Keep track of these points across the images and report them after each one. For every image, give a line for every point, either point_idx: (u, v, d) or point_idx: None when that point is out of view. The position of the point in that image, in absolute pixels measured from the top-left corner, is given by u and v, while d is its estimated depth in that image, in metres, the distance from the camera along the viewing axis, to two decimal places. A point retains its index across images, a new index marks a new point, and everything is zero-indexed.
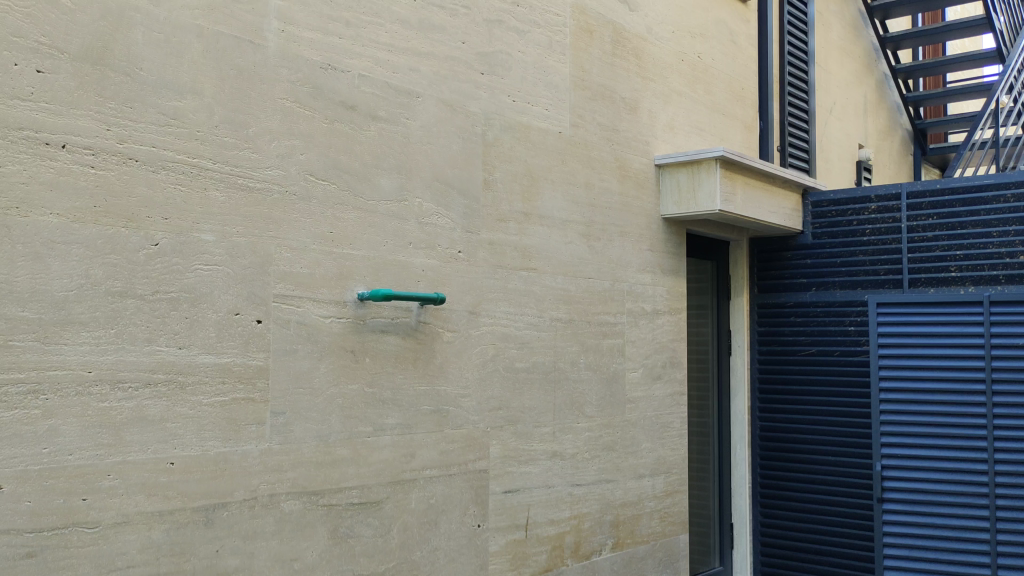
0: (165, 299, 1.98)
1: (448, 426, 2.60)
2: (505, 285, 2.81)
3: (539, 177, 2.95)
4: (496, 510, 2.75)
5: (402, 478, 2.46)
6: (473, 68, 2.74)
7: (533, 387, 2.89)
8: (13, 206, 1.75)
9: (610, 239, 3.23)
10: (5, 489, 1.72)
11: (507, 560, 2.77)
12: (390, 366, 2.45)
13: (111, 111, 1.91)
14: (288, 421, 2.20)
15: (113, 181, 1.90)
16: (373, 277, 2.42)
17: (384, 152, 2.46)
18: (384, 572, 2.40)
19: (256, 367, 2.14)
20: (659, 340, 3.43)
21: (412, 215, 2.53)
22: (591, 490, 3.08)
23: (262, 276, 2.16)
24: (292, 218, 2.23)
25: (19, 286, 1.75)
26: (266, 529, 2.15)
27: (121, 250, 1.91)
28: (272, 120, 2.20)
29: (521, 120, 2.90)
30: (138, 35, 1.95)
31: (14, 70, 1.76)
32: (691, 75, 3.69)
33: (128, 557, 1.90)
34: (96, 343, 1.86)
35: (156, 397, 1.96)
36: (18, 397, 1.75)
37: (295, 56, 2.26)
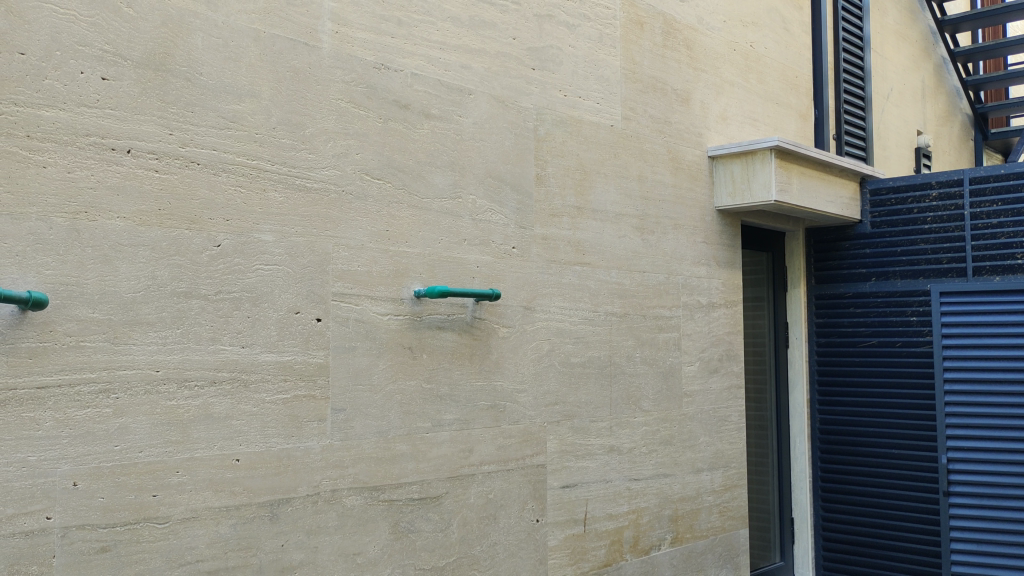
0: (228, 299, 2.02)
1: (505, 421, 2.61)
2: (559, 280, 2.80)
3: (591, 170, 2.94)
4: (555, 505, 2.75)
5: (461, 473, 2.48)
6: (524, 64, 2.74)
7: (589, 381, 2.88)
8: (81, 210, 1.80)
9: (664, 232, 3.20)
10: (80, 485, 1.77)
11: (566, 554, 2.77)
12: (447, 362, 2.47)
13: (173, 115, 1.95)
14: (349, 418, 2.23)
15: (176, 184, 1.95)
16: (429, 274, 2.44)
17: (437, 149, 2.47)
18: (445, 566, 2.42)
19: (315, 364, 2.17)
20: (715, 333, 3.40)
21: (466, 212, 2.54)
22: (649, 485, 3.07)
23: (321, 274, 2.19)
24: (348, 217, 2.26)
25: (89, 288, 1.81)
26: (329, 524, 2.18)
27: (185, 251, 1.95)
28: (328, 120, 2.23)
29: (573, 114, 2.89)
30: (198, 40, 1.99)
31: (80, 78, 1.81)
32: (744, 64, 3.65)
33: (197, 551, 1.94)
34: (163, 343, 1.91)
35: (221, 394, 2.00)
36: (90, 396, 1.80)
37: (349, 57, 2.29)
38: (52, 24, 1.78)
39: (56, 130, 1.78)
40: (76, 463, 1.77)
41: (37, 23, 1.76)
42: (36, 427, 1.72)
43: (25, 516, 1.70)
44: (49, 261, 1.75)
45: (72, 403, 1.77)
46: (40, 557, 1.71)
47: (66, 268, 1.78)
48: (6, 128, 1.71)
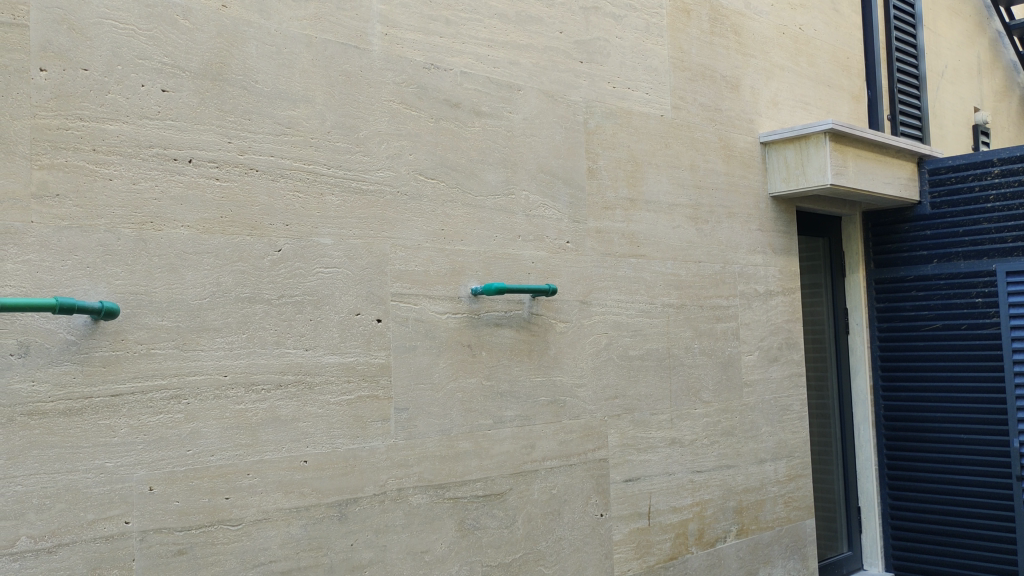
0: (291, 303, 2.05)
1: (566, 416, 2.60)
2: (615, 273, 2.79)
3: (643, 161, 2.92)
4: (618, 499, 2.74)
5: (524, 469, 2.48)
6: (572, 57, 2.73)
7: (648, 374, 2.86)
8: (147, 221, 1.84)
9: (718, 221, 3.17)
10: (156, 490, 1.82)
11: (632, 548, 2.76)
12: (507, 359, 2.47)
13: (231, 124, 1.98)
14: (412, 417, 2.25)
15: (236, 191, 1.98)
16: (485, 272, 2.44)
17: (489, 146, 2.48)
18: (511, 562, 2.43)
19: (377, 365, 2.19)
20: (774, 322, 3.35)
21: (520, 208, 2.54)
22: (712, 477, 3.04)
23: (379, 276, 2.21)
24: (404, 217, 2.27)
25: (157, 296, 1.85)
26: (396, 523, 2.20)
27: (248, 257, 1.98)
28: (381, 122, 2.25)
29: (622, 105, 2.87)
30: (252, 48, 2.02)
31: (141, 91, 1.85)
32: (794, 48, 3.59)
33: (270, 552, 1.97)
34: (229, 349, 1.94)
35: (287, 397, 2.02)
36: (162, 402, 1.84)
37: (399, 58, 2.30)
38: (113, 39, 1.82)
39: (121, 143, 1.82)
40: (151, 469, 1.81)
41: (98, 39, 1.80)
42: (112, 434, 1.77)
43: (104, 522, 1.74)
44: (118, 271, 1.80)
45: (145, 410, 1.81)
46: (121, 560, 1.76)
47: (135, 277, 1.82)
48: (73, 143, 1.76)
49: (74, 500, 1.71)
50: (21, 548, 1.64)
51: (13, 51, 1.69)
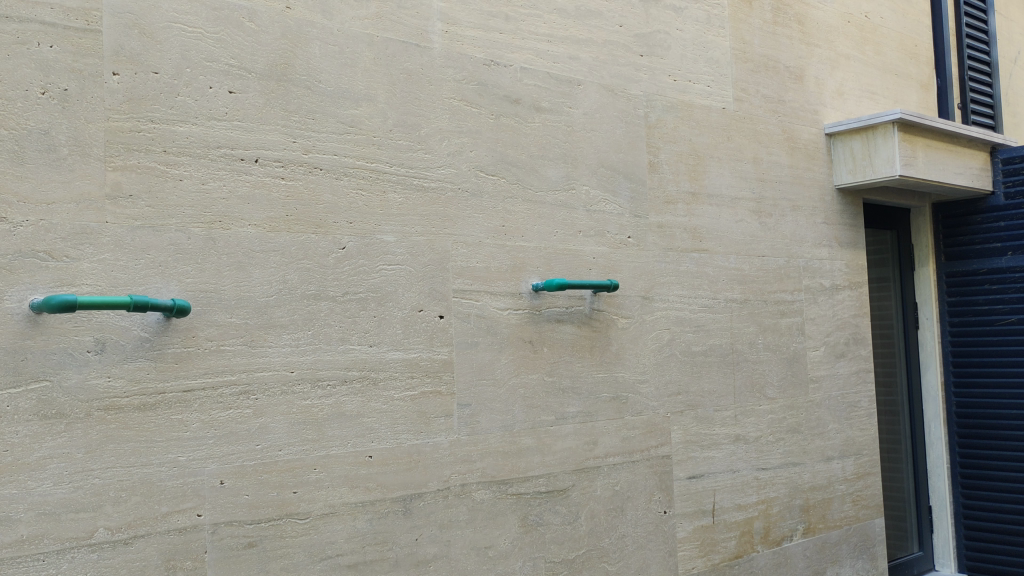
0: (355, 300, 2.07)
1: (629, 412, 2.58)
2: (677, 268, 2.76)
3: (705, 155, 2.88)
4: (681, 496, 2.71)
5: (586, 465, 2.47)
6: (632, 50, 2.71)
7: (711, 370, 2.82)
8: (216, 220, 1.88)
9: (783, 214, 3.11)
10: (227, 483, 1.86)
11: (696, 546, 2.73)
12: (568, 355, 2.46)
13: (296, 123, 2.01)
14: (475, 412, 2.25)
15: (301, 190, 2.01)
16: (546, 268, 2.43)
17: (549, 142, 2.47)
18: (575, 559, 2.42)
19: (441, 361, 2.20)
20: (841, 316, 3.28)
21: (581, 203, 2.53)
22: (778, 474, 2.99)
23: (442, 272, 2.22)
24: (465, 214, 2.28)
25: (226, 294, 1.88)
26: (460, 518, 2.21)
27: (313, 254, 2.01)
28: (442, 120, 2.26)
29: (684, 98, 2.84)
30: (315, 48, 2.05)
31: (210, 93, 1.89)
32: (860, 36, 3.51)
33: (337, 546, 2.00)
34: (296, 345, 1.97)
35: (353, 393, 2.05)
36: (232, 398, 1.88)
37: (459, 55, 2.31)
38: (182, 42, 1.86)
39: (191, 144, 1.86)
40: (221, 463, 1.85)
41: (168, 42, 1.84)
42: (184, 428, 1.81)
43: (178, 514, 1.79)
44: (188, 270, 1.84)
45: (215, 405, 1.85)
46: (194, 552, 1.81)
47: (205, 275, 1.86)
48: (145, 145, 1.80)
49: (149, 493, 1.76)
50: (99, 539, 1.70)
51: (88, 55, 1.74)
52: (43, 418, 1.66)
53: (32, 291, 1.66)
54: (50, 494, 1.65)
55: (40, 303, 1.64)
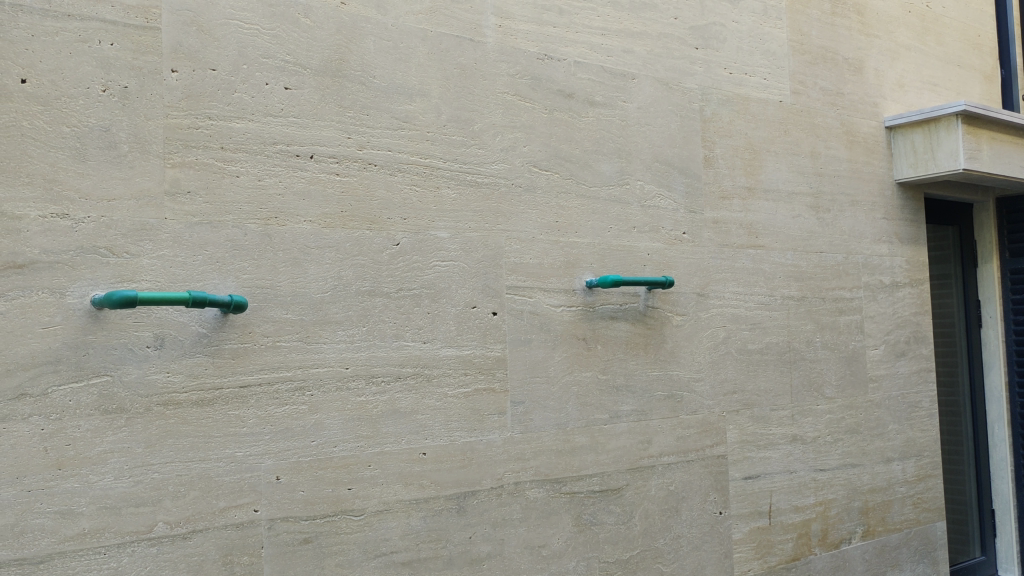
0: (409, 296, 2.06)
1: (683, 411, 2.54)
2: (733, 264, 2.70)
3: (761, 149, 2.82)
4: (737, 497, 2.66)
5: (641, 465, 2.43)
6: (687, 43, 2.66)
7: (768, 368, 2.77)
8: (272, 216, 1.89)
9: (841, 210, 3.03)
10: (283, 479, 1.86)
11: (752, 547, 2.68)
12: (622, 353, 2.43)
13: (351, 119, 2.01)
14: (528, 410, 2.23)
15: (356, 186, 2.00)
16: (600, 264, 2.40)
17: (603, 136, 2.44)
18: (630, 559, 2.39)
19: (494, 358, 2.18)
20: (901, 314, 3.19)
21: (635, 199, 2.49)
22: (836, 476, 2.92)
23: (495, 268, 2.20)
24: (519, 209, 2.26)
25: (282, 290, 1.89)
26: (514, 516, 2.19)
27: (367, 251, 2.00)
28: (495, 115, 2.24)
29: (740, 92, 2.78)
30: (370, 44, 2.04)
31: (266, 89, 1.90)
32: (921, 27, 3.41)
33: (391, 543, 1.99)
34: (351, 341, 1.97)
35: (407, 389, 2.04)
36: (287, 394, 1.88)
37: (513, 49, 2.28)
38: (239, 39, 1.87)
39: (247, 140, 1.87)
40: (278, 459, 1.86)
41: (225, 39, 1.85)
42: (242, 424, 1.82)
43: (235, 509, 1.80)
44: (245, 266, 1.84)
45: (272, 401, 1.86)
46: (250, 547, 1.82)
47: (261, 271, 1.86)
48: (203, 141, 1.81)
49: (207, 488, 1.77)
50: (158, 533, 1.72)
51: (147, 53, 1.76)
52: (104, 413, 1.68)
53: (94, 287, 1.68)
54: (111, 488, 1.67)
55: (100, 299, 1.66)
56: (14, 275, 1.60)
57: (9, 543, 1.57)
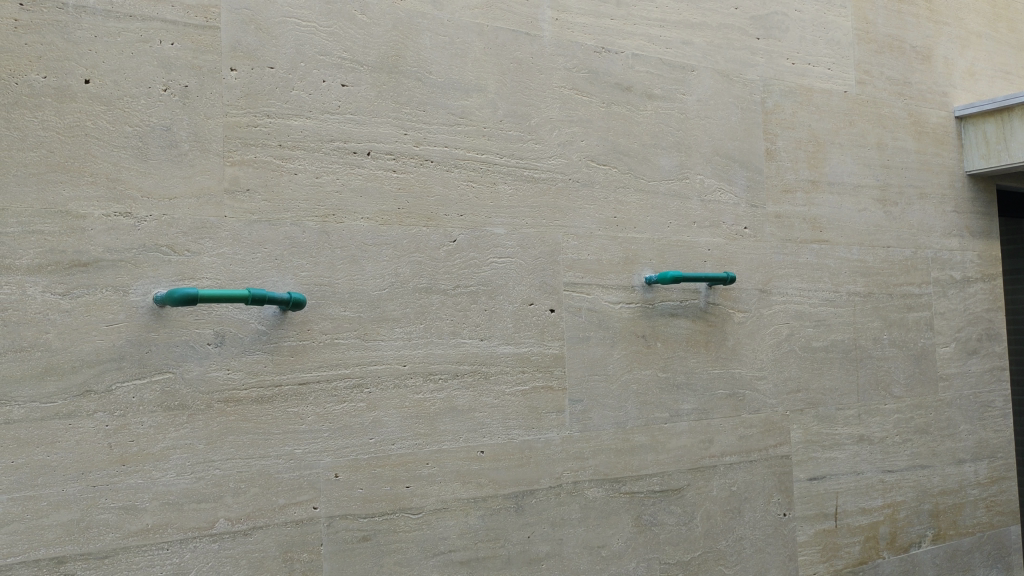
0: (466, 293, 2.04)
1: (746, 410, 2.48)
2: (796, 260, 2.63)
3: (825, 141, 2.74)
4: (802, 498, 2.59)
5: (702, 465, 2.38)
6: (748, 34, 2.60)
7: (833, 366, 2.69)
8: (330, 213, 1.88)
9: (909, 203, 2.93)
10: (341, 477, 1.86)
11: (817, 550, 2.61)
12: (682, 350, 2.38)
13: (407, 115, 2.00)
14: (587, 409, 2.20)
15: (413, 182, 1.99)
16: (659, 260, 2.36)
17: (662, 130, 2.39)
18: (691, 561, 2.34)
19: (552, 355, 2.15)
20: (973, 311, 3.07)
21: (695, 193, 2.44)
22: (905, 477, 2.83)
23: (552, 264, 2.17)
24: (576, 205, 2.22)
25: (340, 288, 1.89)
26: (572, 516, 2.16)
27: (424, 248, 1.99)
28: (553, 109, 2.21)
29: (803, 82, 2.71)
30: (426, 39, 2.03)
31: (323, 86, 1.90)
32: (992, 12, 3.28)
33: (449, 541, 1.98)
34: (408, 338, 1.96)
35: (464, 387, 2.02)
36: (346, 391, 1.88)
37: (570, 42, 2.25)
38: (296, 37, 1.87)
39: (305, 138, 1.87)
40: (336, 456, 1.86)
41: (283, 37, 1.86)
42: (301, 421, 1.82)
43: (295, 507, 1.81)
44: (303, 263, 1.85)
45: (330, 398, 1.86)
46: (310, 544, 1.82)
47: (319, 269, 1.87)
48: (261, 139, 1.82)
49: (267, 485, 1.78)
50: (220, 530, 1.73)
51: (207, 52, 1.78)
52: (166, 409, 1.70)
53: (156, 285, 1.70)
54: (174, 484, 1.69)
55: (162, 297, 1.68)
56: (79, 273, 1.64)
57: (75, 537, 1.60)
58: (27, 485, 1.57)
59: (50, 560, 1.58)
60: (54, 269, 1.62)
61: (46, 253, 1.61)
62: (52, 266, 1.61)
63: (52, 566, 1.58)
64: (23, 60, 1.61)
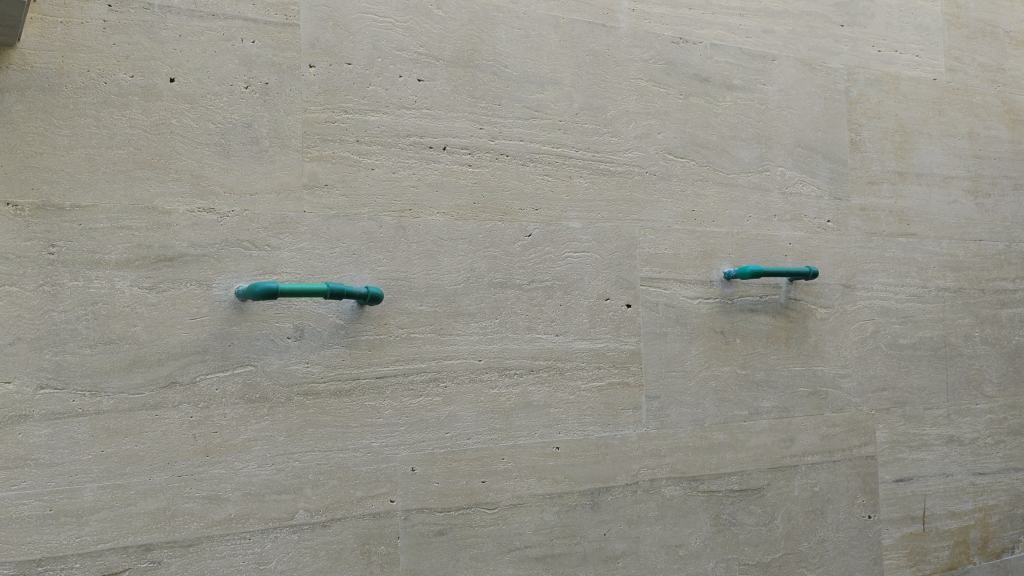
0: (541, 288, 2.03)
1: (828, 409, 2.41)
2: (882, 254, 2.54)
3: (913, 131, 2.63)
4: (888, 500, 2.50)
5: (782, 464, 2.32)
6: (832, 21, 2.52)
7: (921, 364, 2.59)
8: (406, 208, 1.89)
9: (1002, 194, 2.78)
10: (417, 471, 1.87)
11: (903, 554, 2.52)
12: (762, 347, 2.32)
13: (483, 110, 1.99)
14: (664, 406, 2.16)
15: (488, 177, 1.99)
16: (738, 254, 2.31)
17: (742, 121, 2.33)
18: (770, 562, 2.29)
19: (628, 351, 2.12)
20: None
21: (775, 185, 2.37)
22: (997, 481, 2.71)
23: (629, 259, 2.14)
24: (653, 198, 2.19)
25: (416, 282, 1.89)
26: (649, 514, 2.13)
27: (499, 242, 1.98)
28: (629, 101, 2.18)
29: (889, 70, 2.61)
30: (501, 33, 2.03)
31: (400, 82, 1.91)
32: None
33: (525, 537, 1.98)
34: (483, 333, 1.96)
35: (539, 382, 2.01)
36: (421, 385, 1.89)
37: (647, 33, 2.22)
38: (373, 33, 1.89)
39: (381, 133, 1.88)
40: (413, 450, 1.87)
41: (360, 33, 1.87)
42: (378, 415, 1.84)
43: (372, 499, 1.83)
44: (380, 258, 1.86)
45: (407, 392, 1.87)
46: (387, 537, 1.84)
47: (396, 263, 1.87)
48: (339, 135, 1.84)
49: (345, 478, 1.80)
50: (299, 521, 1.75)
51: (287, 49, 1.80)
52: (248, 402, 1.73)
53: (237, 280, 1.73)
54: (255, 475, 1.72)
55: (243, 291, 1.71)
56: (164, 268, 1.68)
57: (162, 525, 1.64)
58: (116, 474, 1.62)
59: (138, 547, 1.62)
60: (141, 263, 1.66)
61: (133, 248, 1.65)
62: (140, 261, 1.66)
63: (140, 553, 1.62)
64: (111, 60, 1.65)
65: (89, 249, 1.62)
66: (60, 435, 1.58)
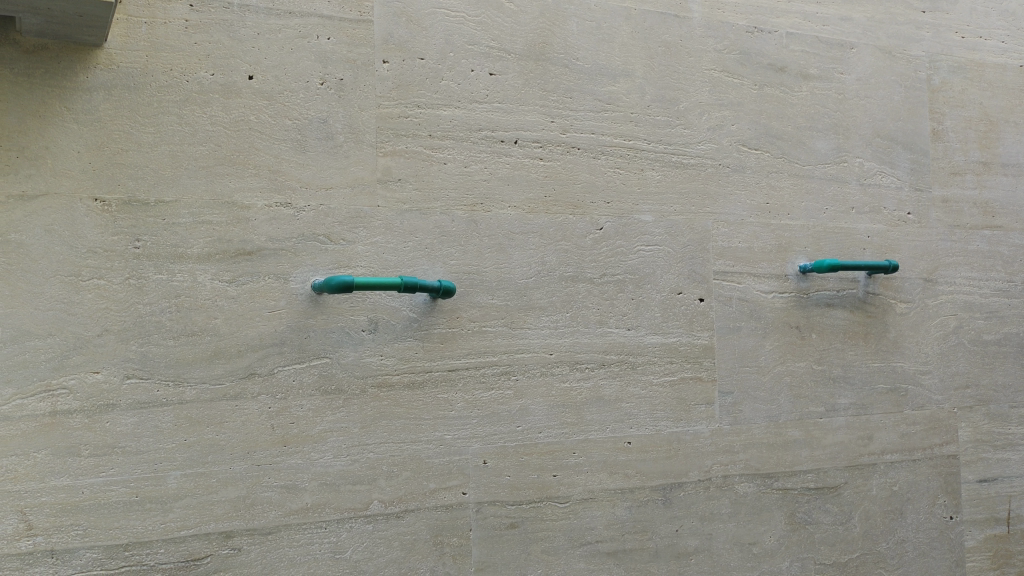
0: (613, 282, 2.01)
1: (908, 407, 2.34)
2: (966, 247, 2.45)
3: (999, 119, 2.53)
4: (972, 501, 2.42)
5: (860, 462, 2.27)
6: (913, 7, 2.45)
7: (1007, 361, 2.49)
8: (477, 203, 1.90)
9: None
10: (489, 463, 1.88)
11: (987, 557, 2.43)
12: (839, 342, 2.27)
13: (554, 103, 1.99)
14: (737, 401, 2.13)
15: (559, 170, 1.98)
16: (814, 247, 2.26)
17: (818, 111, 2.28)
18: (847, 562, 2.24)
19: (701, 346, 2.10)
20: None
21: (853, 177, 2.31)
22: None
23: (702, 252, 2.11)
24: (726, 191, 2.15)
25: (487, 276, 1.90)
26: (723, 511, 2.10)
27: (571, 236, 1.98)
28: (702, 93, 2.15)
29: (973, 57, 2.51)
30: (573, 26, 2.02)
31: (472, 76, 1.91)
32: None
33: (596, 532, 1.97)
34: (554, 327, 1.95)
35: (611, 376, 2.00)
36: (493, 378, 1.89)
37: (720, 23, 2.18)
38: (446, 27, 1.90)
39: (453, 128, 1.89)
40: (485, 443, 1.88)
41: (433, 28, 1.89)
42: (450, 407, 1.85)
43: (444, 491, 1.84)
44: (452, 252, 1.87)
45: (478, 385, 1.88)
46: (459, 529, 1.85)
47: (468, 257, 1.88)
48: (412, 130, 1.85)
49: (418, 469, 1.82)
50: (373, 511, 1.78)
51: (361, 45, 1.82)
52: (324, 394, 1.76)
53: (313, 273, 1.76)
54: (331, 466, 1.75)
55: (317, 285, 1.74)
56: (244, 261, 1.71)
57: (242, 513, 1.68)
58: (199, 462, 1.66)
59: (219, 534, 1.67)
60: (221, 257, 1.70)
61: (214, 242, 1.69)
62: (220, 255, 1.70)
63: (221, 540, 1.67)
64: (193, 59, 1.70)
65: (172, 243, 1.66)
66: (145, 424, 1.63)
